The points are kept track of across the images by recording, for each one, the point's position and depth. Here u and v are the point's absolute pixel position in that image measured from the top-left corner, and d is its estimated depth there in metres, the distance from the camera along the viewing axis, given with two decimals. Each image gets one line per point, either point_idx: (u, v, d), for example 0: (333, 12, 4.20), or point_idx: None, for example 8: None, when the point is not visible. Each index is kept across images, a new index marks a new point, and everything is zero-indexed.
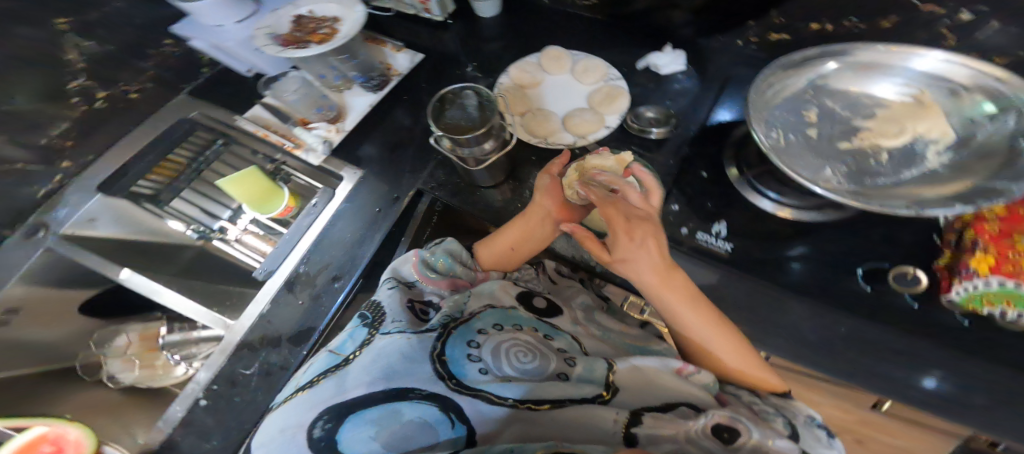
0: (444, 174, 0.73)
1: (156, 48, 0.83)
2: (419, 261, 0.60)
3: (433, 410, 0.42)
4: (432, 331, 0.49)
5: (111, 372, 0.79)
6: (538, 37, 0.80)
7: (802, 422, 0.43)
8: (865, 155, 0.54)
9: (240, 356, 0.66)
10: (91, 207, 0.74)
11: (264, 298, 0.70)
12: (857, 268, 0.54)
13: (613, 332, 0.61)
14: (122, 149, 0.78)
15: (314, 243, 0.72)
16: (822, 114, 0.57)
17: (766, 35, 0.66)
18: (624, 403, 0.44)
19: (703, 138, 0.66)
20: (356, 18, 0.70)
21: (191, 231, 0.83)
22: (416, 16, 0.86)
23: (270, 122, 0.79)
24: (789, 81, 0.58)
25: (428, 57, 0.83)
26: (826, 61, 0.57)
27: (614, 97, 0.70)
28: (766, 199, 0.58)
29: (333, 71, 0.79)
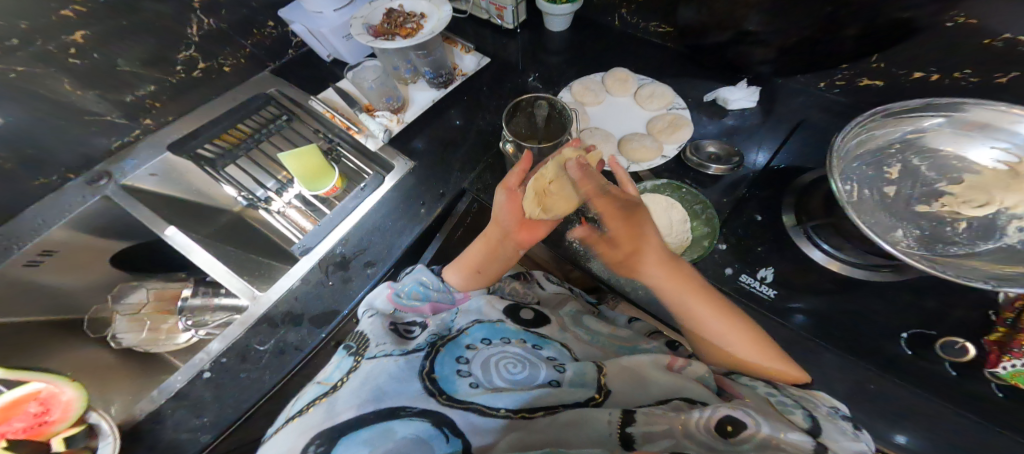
0: (491, 178, 0.73)
1: (259, 29, 0.84)
2: (392, 294, 0.59)
3: (425, 425, 0.40)
4: (420, 351, 0.49)
5: (116, 332, 0.78)
6: (604, 58, 0.81)
7: (824, 414, 0.38)
8: (943, 220, 0.51)
9: (259, 331, 0.65)
10: (154, 164, 0.77)
11: (297, 273, 0.69)
12: (901, 333, 0.52)
13: (602, 335, 0.59)
14: (197, 117, 0.82)
15: (353, 227, 0.71)
16: (903, 172, 0.55)
17: (857, 79, 0.65)
18: (616, 403, 0.43)
19: (763, 180, 0.64)
20: (444, 17, 0.73)
21: (240, 197, 0.84)
22: (487, 21, 0.88)
23: (338, 105, 0.82)
24: (877, 133, 0.56)
25: (493, 62, 0.84)
26: (927, 115, 0.55)
27: (677, 126, 0.70)
28: (817, 250, 0.56)
29: (406, 65, 0.82)
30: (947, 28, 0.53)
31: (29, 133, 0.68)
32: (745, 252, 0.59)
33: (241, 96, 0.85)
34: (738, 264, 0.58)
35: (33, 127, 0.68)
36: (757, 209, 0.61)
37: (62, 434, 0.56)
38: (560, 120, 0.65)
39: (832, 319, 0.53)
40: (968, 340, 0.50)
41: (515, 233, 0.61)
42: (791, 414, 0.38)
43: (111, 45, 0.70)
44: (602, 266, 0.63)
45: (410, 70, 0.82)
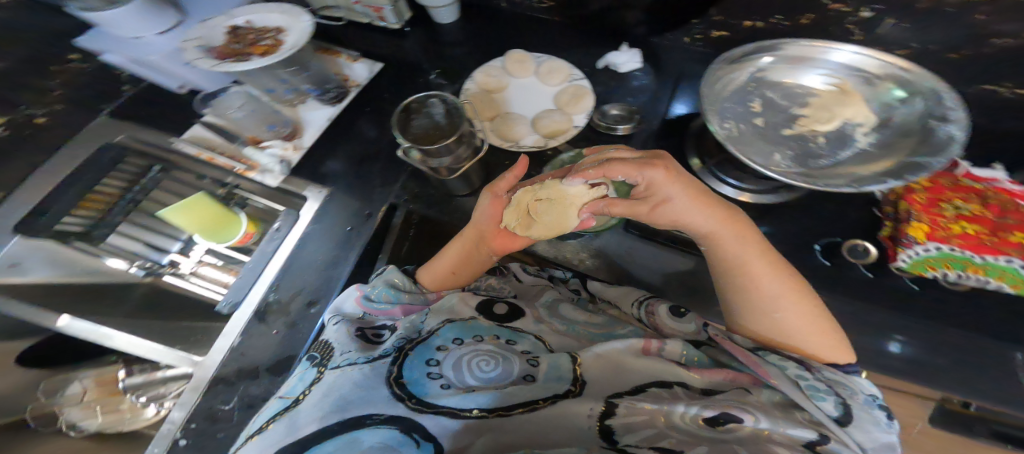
0: (417, 186, 0.72)
1: (60, 64, 0.77)
2: (362, 297, 0.59)
3: (393, 433, 0.39)
4: (386, 357, 0.48)
5: (71, 421, 0.75)
6: (500, 41, 0.81)
7: (859, 402, 0.41)
8: (806, 139, 0.58)
9: (217, 391, 0.64)
10: (12, 250, 0.68)
11: (233, 331, 0.67)
12: (815, 246, 0.59)
13: (578, 323, 0.57)
14: (45, 178, 0.73)
15: (281, 270, 0.69)
16: (765, 105, 0.61)
17: (709, 33, 0.71)
18: (598, 391, 0.44)
19: (667, 132, 0.69)
20: (303, 27, 0.67)
21: (134, 268, 0.75)
22: (370, 24, 0.85)
23: (213, 142, 0.77)
24: (732, 76, 0.62)
25: (388, 67, 0.82)
26: (762, 56, 0.61)
27: (580, 96, 0.72)
28: (728, 186, 0.62)
29: (284, 86, 0.75)
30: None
31: None
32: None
33: (81, 152, 0.75)
34: None
35: None
36: None
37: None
38: (457, 114, 0.64)
39: None
40: (866, 240, 0.58)
41: (492, 239, 0.62)
42: (823, 402, 0.40)
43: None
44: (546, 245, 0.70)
45: (291, 90, 0.76)
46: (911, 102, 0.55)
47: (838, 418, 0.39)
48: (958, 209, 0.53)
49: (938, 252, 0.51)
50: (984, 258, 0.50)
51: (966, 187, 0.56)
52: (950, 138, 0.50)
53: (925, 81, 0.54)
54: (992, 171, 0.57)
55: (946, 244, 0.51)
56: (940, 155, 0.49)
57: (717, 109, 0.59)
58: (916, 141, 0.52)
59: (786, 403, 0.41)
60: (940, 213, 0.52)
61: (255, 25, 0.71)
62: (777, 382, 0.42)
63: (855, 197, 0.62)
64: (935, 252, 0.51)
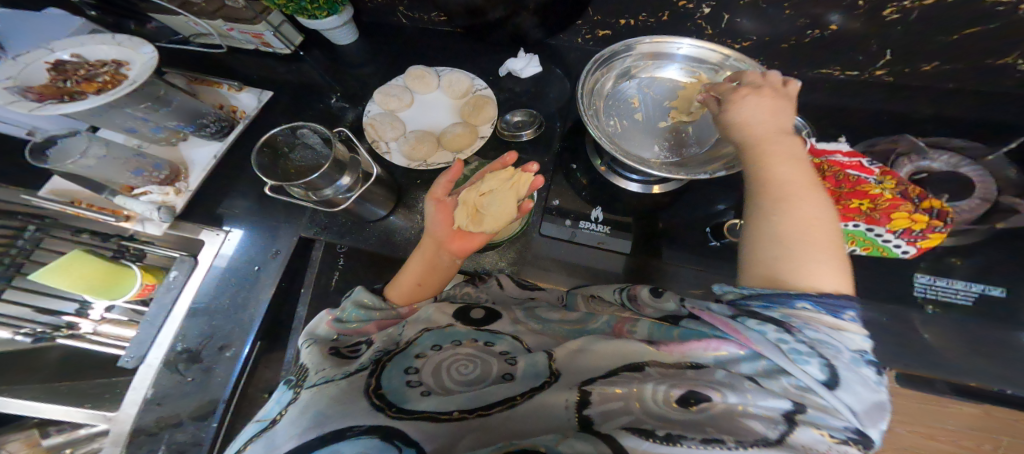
0: (326, 216, 0.69)
1: None
2: (334, 319, 0.52)
3: (373, 443, 0.33)
4: (363, 369, 0.42)
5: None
6: (399, 58, 0.80)
7: (845, 360, 0.35)
8: (678, 130, 0.60)
9: (138, 445, 0.59)
10: None
11: (143, 383, 0.62)
12: (706, 228, 0.62)
13: (552, 323, 0.49)
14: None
15: (192, 313, 0.65)
16: (641, 100, 0.63)
17: (597, 32, 0.73)
18: (575, 375, 0.38)
19: (574, 132, 0.71)
20: (145, 60, 0.62)
21: (21, 336, 0.68)
22: (259, 50, 0.82)
23: (78, 195, 0.69)
24: (602, 79, 0.63)
25: (281, 92, 0.78)
26: (619, 58, 0.63)
27: (482, 106, 0.71)
28: (632, 182, 0.64)
29: (146, 123, 0.69)
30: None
31: None
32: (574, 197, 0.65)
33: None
34: (575, 214, 0.64)
35: None
36: (570, 160, 0.68)
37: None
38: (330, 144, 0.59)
39: (648, 236, 0.62)
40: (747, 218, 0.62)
41: (450, 240, 0.56)
42: (806, 366, 0.34)
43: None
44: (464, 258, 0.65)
45: (157, 128, 0.70)
46: None
47: (825, 382, 0.34)
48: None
49: None
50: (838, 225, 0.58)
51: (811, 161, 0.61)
52: None
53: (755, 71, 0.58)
54: (835, 144, 0.63)
55: None
56: None
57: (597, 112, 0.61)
58: None
59: (767, 371, 0.36)
60: None
61: (86, 59, 0.65)
62: (760, 349, 0.36)
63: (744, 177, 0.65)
64: None
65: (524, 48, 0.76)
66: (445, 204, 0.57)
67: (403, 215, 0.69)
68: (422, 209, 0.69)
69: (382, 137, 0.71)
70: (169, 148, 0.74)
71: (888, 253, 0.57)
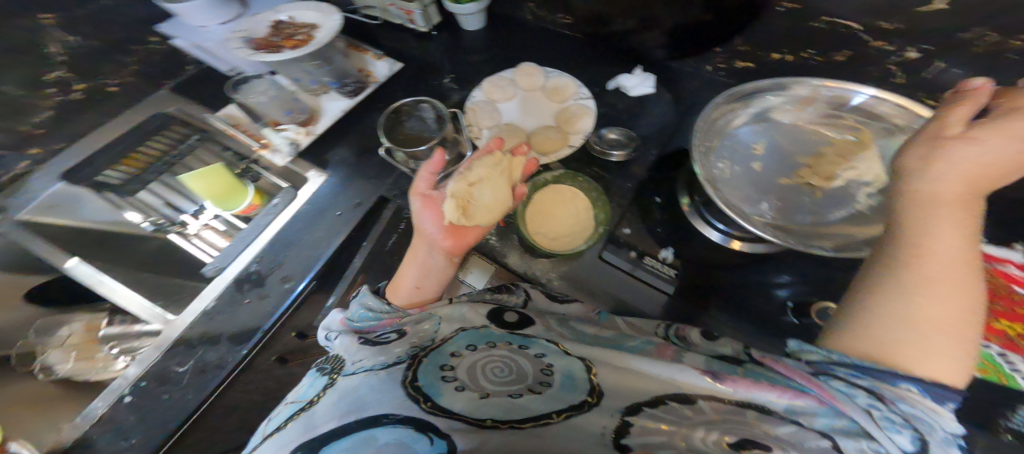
0: (408, 183, 0.73)
1: (142, 44, 0.84)
2: (346, 319, 0.53)
3: (408, 431, 0.32)
4: (399, 363, 0.41)
5: (47, 364, 0.69)
6: (514, 54, 0.81)
7: (942, 444, 0.28)
8: (802, 191, 0.53)
9: (175, 353, 0.65)
10: (51, 193, 0.76)
11: (210, 294, 0.69)
12: (787, 301, 0.54)
13: (588, 336, 0.47)
14: (98, 138, 0.80)
15: (267, 242, 0.71)
16: (767, 148, 0.56)
17: (733, 61, 0.67)
18: (615, 390, 0.35)
19: (663, 164, 0.65)
20: (332, 25, 0.68)
21: (146, 222, 0.78)
22: (403, 26, 0.87)
23: (240, 120, 0.78)
24: (734, 113, 0.57)
25: (407, 67, 0.83)
26: (766, 94, 0.57)
27: (578, 116, 0.70)
28: (715, 230, 0.58)
29: (308, 75, 0.78)
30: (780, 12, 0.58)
31: None
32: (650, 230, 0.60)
33: (138, 117, 0.81)
34: (642, 246, 0.59)
35: None
36: (659, 191, 0.63)
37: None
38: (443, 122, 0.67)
39: (724, 295, 0.55)
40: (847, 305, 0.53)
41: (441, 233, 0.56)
42: (894, 436, 0.28)
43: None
44: (518, 258, 0.64)
45: (315, 81, 0.78)
46: None
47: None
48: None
49: None
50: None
51: None
52: None
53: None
54: (1008, 251, 0.53)
55: None
56: None
57: (713, 147, 0.55)
58: None
59: (852, 432, 0.28)
60: None
61: (296, 21, 0.70)
62: (842, 406, 0.29)
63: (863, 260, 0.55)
64: None
65: (643, 67, 0.73)
66: (431, 199, 0.58)
67: None
68: None
69: (476, 123, 0.72)
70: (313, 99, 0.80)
71: (1009, 382, 0.48)
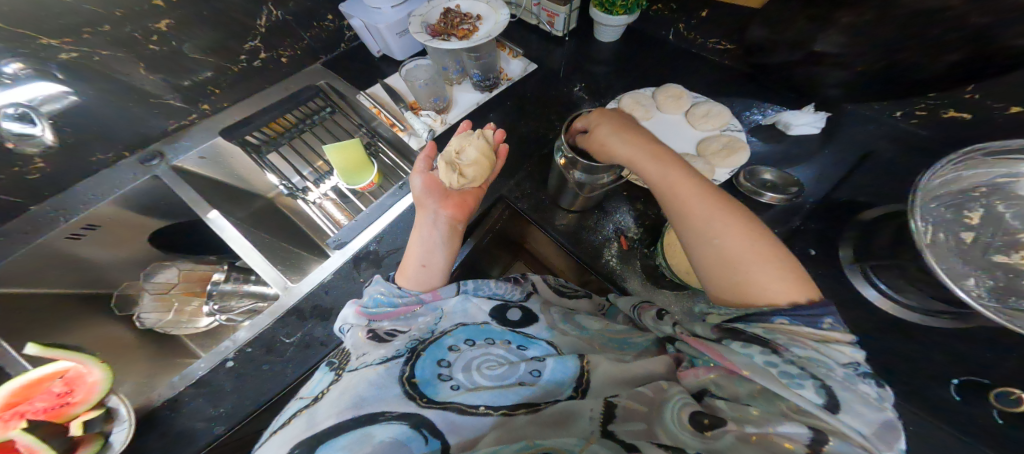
0: (530, 187, 0.72)
1: (319, 22, 0.85)
2: (360, 308, 0.53)
3: (404, 428, 0.38)
4: (398, 357, 0.45)
5: (141, 313, 0.79)
6: (656, 72, 0.79)
7: (840, 380, 0.35)
8: (1021, 274, 0.49)
9: (287, 322, 0.66)
10: (205, 147, 0.79)
11: (330, 267, 0.69)
12: (951, 379, 0.52)
13: (591, 330, 0.52)
14: (252, 102, 0.84)
15: (388, 225, 0.72)
16: (985, 218, 0.53)
17: (940, 111, 0.61)
18: (599, 392, 0.42)
19: (821, 214, 0.62)
20: (500, 20, 0.72)
21: (282, 186, 0.84)
22: (535, 27, 0.87)
23: (384, 101, 0.82)
24: (965, 174, 0.53)
25: (540, 69, 0.84)
26: (1022, 161, 0.51)
27: (732, 150, 0.67)
28: (873, 289, 0.56)
29: (457, 65, 0.82)
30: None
31: (93, 109, 0.70)
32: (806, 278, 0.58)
33: (292, 87, 0.86)
34: None
35: (100, 106, 0.70)
36: (812, 242, 0.60)
37: (81, 417, 0.58)
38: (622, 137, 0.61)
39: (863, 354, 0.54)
40: None
41: (444, 205, 0.64)
42: (801, 390, 0.34)
43: (192, 31, 0.71)
44: (640, 285, 0.63)
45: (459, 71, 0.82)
46: None
47: (824, 406, 0.34)
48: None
49: None
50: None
51: None
52: None
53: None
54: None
55: None
56: None
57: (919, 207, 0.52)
58: None
59: (764, 395, 0.36)
60: None
61: (462, 10, 0.76)
62: (750, 375, 0.36)
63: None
64: None
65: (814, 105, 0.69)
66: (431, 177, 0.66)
67: (592, 217, 0.69)
68: (615, 219, 0.68)
69: None
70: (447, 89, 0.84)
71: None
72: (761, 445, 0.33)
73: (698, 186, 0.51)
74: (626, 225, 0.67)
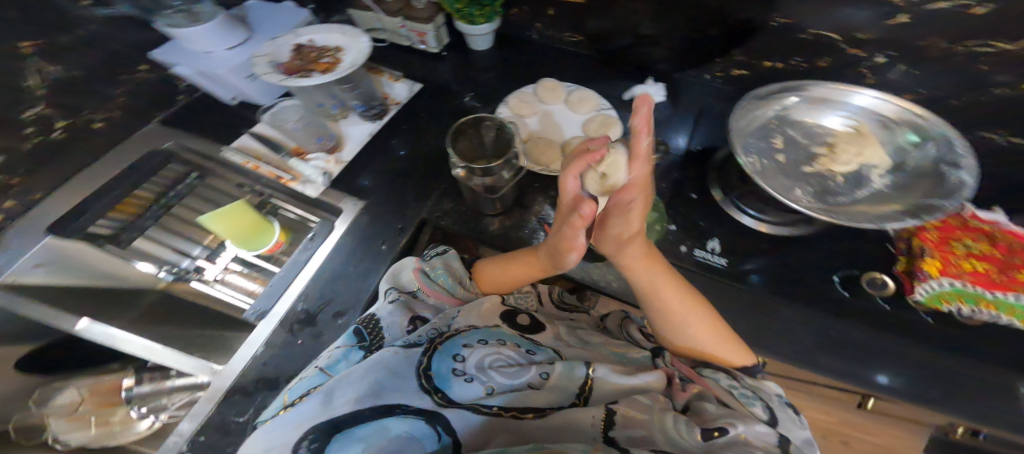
0: (449, 203, 0.77)
1: (129, 74, 0.83)
2: (421, 271, 0.66)
3: (420, 424, 0.46)
4: (418, 346, 0.54)
5: (55, 434, 0.81)
6: (532, 70, 0.86)
7: (778, 407, 0.52)
8: (826, 177, 0.64)
9: (233, 403, 0.65)
10: (38, 252, 0.69)
11: (258, 339, 0.70)
12: (833, 277, 0.67)
13: (594, 344, 0.64)
14: (80, 185, 0.76)
15: (308, 281, 0.73)
16: (786, 142, 0.67)
17: (730, 70, 0.78)
18: (600, 400, 0.50)
19: (687, 163, 0.77)
20: (361, 48, 0.73)
21: (163, 272, 0.80)
22: (410, 47, 0.91)
23: (258, 152, 0.81)
24: (757, 113, 0.68)
25: (427, 87, 0.87)
26: (787, 95, 0.69)
27: (608, 125, 0.78)
28: (747, 216, 0.71)
29: (332, 100, 0.81)
30: (773, 27, 0.67)
31: None
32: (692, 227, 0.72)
33: (127, 155, 0.81)
34: (689, 242, 0.71)
35: None
36: (693, 188, 0.75)
37: None
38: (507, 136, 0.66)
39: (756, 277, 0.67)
40: (884, 273, 0.67)
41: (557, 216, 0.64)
42: (755, 408, 0.50)
43: None
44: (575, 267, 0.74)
45: (338, 104, 0.83)
46: (924, 146, 0.62)
47: (769, 420, 0.49)
48: (969, 246, 0.62)
49: (951, 286, 0.59)
50: (993, 294, 0.58)
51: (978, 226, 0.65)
52: (961, 183, 0.56)
53: (938, 128, 0.61)
54: (992, 214, 0.66)
55: (954, 278, 0.59)
56: (952, 198, 0.55)
57: (742, 143, 0.66)
58: (930, 183, 0.59)
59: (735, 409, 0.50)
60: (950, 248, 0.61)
61: (317, 43, 0.75)
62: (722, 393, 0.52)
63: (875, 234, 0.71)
64: (949, 286, 0.59)
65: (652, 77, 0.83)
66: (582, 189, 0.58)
67: (516, 216, 0.75)
68: (536, 212, 0.75)
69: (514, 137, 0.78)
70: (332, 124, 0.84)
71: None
72: (750, 441, 0.43)
73: (663, 275, 0.62)
74: (548, 215, 0.74)
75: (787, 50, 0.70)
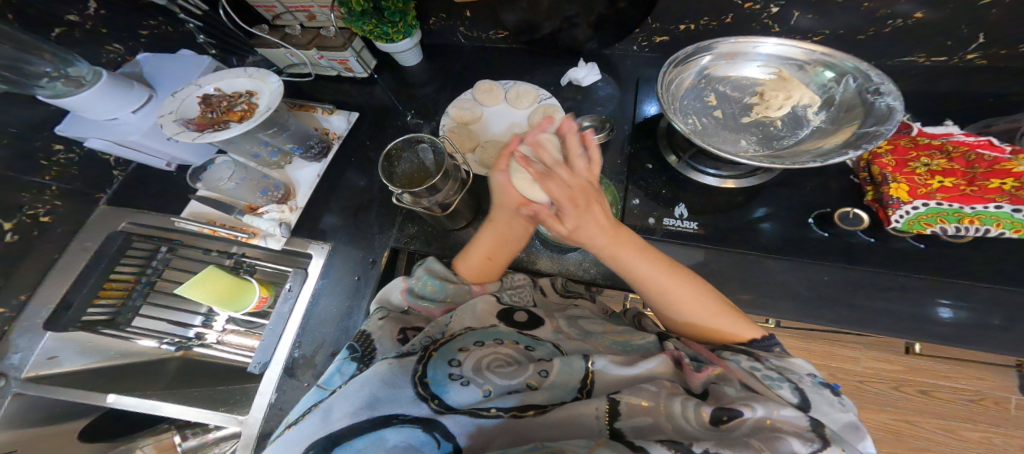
0: (412, 227, 0.79)
1: (49, 157, 0.79)
2: (409, 289, 0.63)
3: (417, 432, 0.42)
4: (413, 354, 0.49)
5: None
6: (466, 77, 0.91)
7: (809, 385, 0.46)
8: (766, 124, 0.64)
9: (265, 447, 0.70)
10: (47, 346, 0.77)
11: (268, 388, 0.73)
12: (809, 219, 0.66)
13: (596, 334, 0.59)
14: (63, 273, 0.81)
15: (299, 327, 0.76)
16: (719, 98, 0.67)
17: (653, 39, 0.81)
18: (603, 390, 0.46)
19: (640, 132, 0.76)
20: (273, 88, 0.74)
21: (166, 344, 0.84)
22: (338, 76, 0.95)
23: (212, 217, 0.86)
24: (682, 76, 0.67)
25: (364, 114, 0.91)
26: (702, 55, 0.66)
27: (550, 114, 0.80)
28: (709, 176, 0.69)
29: (267, 148, 0.81)
30: None
31: None
32: (655, 197, 0.70)
33: (88, 243, 0.84)
34: (658, 212, 0.69)
35: None
36: (648, 157, 0.73)
37: None
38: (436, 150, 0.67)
39: (727, 232, 0.67)
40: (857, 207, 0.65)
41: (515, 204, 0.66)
42: (782, 389, 0.45)
43: None
44: (548, 260, 0.75)
45: (275, 151, 0.83)
46: (845, 81, 0.61)
47: (798, 403, 0.44)
48: (927, 164, 0.59)
49: (928, 208, 0.57)
50: (973, 207, 0.56)
51: (926, 142, 0.61)
52: (891, 108, 0.54)
53: (848, 63, 0.60)
54: (945, 128, 0.62)
55: (931, 199, 0.56)
56: (888, 121, 0.53)
57: (678, 108, 0.65)
58: (862, 111, 0.58)
59: (754, 388, 0.45)
60: (910, 170, 0.59)
61: (225, 91, 0.77)
62: (739, 372, 0.48)
63: (839, 167, 0.69)
64: (926, 208, 0.57)
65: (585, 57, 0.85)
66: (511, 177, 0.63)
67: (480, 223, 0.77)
68: None
69: (460, 148, 0.80)
70: (278, 170, 0.87)
71: None
72: (771, 428, 0.39)
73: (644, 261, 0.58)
74: None
75: (693, 10, 0.74)
